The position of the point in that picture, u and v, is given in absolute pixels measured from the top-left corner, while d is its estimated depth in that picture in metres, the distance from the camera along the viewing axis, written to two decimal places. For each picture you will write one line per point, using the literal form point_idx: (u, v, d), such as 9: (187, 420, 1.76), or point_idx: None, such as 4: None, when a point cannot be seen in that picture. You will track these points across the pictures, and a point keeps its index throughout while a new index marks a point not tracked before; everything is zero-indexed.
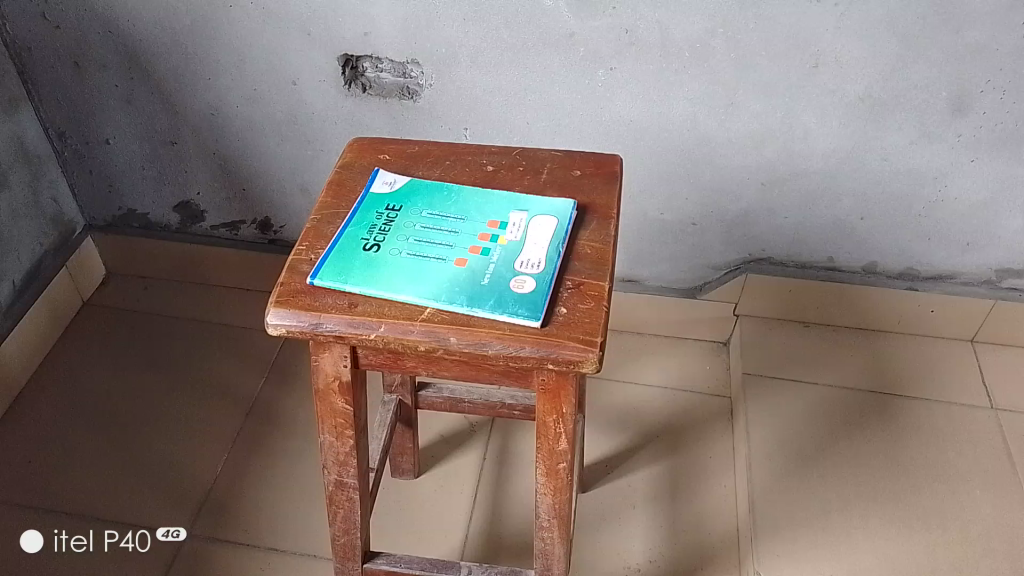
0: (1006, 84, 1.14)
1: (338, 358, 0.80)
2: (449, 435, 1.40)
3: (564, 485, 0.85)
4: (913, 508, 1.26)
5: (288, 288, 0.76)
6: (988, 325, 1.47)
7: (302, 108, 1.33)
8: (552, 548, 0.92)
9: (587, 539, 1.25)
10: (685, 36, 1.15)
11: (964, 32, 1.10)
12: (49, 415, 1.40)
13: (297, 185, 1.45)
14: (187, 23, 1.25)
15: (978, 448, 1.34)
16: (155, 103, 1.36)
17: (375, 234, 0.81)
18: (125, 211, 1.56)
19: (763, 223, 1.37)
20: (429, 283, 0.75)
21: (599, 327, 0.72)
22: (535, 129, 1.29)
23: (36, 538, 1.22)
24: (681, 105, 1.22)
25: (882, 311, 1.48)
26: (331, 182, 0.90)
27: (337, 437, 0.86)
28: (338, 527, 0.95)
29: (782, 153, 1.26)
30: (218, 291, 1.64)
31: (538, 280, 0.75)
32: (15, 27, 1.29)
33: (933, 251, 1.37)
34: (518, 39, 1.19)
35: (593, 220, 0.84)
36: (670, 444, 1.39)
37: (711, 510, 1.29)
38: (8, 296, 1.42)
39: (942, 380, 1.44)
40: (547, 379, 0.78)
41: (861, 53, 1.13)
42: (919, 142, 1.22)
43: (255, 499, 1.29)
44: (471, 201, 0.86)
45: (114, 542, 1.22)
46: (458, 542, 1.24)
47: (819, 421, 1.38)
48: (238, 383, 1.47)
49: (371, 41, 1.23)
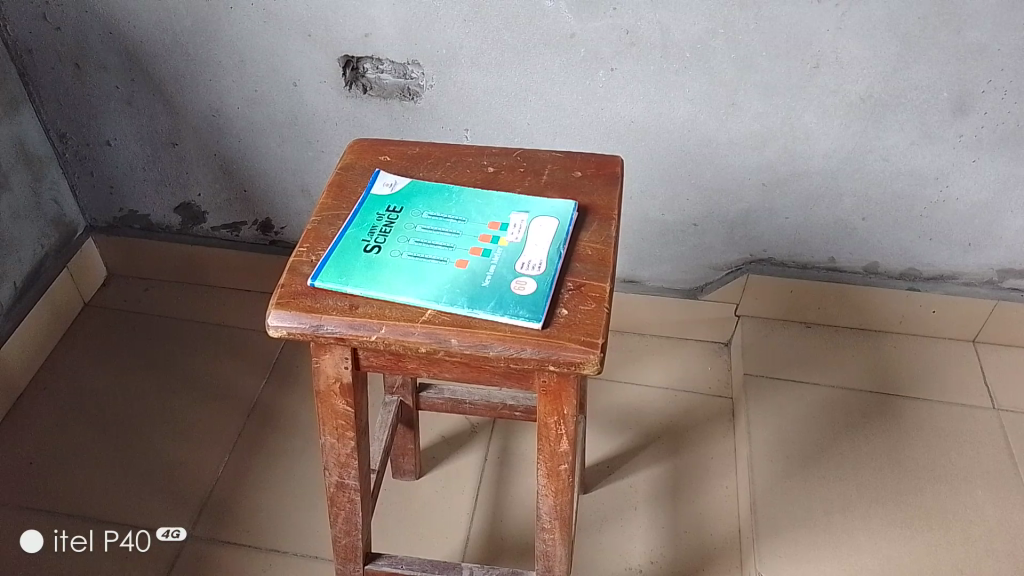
0: (1008, 84, 1.13)
1: (339, 360, 0.80)
2: (450, 436, 1.40)
3: (566, 486, 0.85)
4: (915, 509, 1.26)
5: (289, 289, 0.76)
6: (989, 325, 1.47)
7: (303, 109, 1.33)
8: (553, 549, 0.92)
9: (588, 540, 1.25)
10: (685, 37, 1.15)
11: (965, 33, 1.09)
12: (50, 415, 1.40)
13: (298, 186, 1.45)
14: (187, 25, 1.25)
15: (980, 448, 1.34)
16: (155, 104, 1.36)
17: (375, 236, 0.81)
18: (126, 212, 1.56)
19: (763, 224, 1.37)
20: (430, 284, 0.75)
21: (600, 328, 0.72)
22: (536, 130, 1.29)
23: (36, 539, 1.22)
24: (681, 106, 1.22)
25: (884, 311, 1.47)
26: (332, 183, 0.90)
27: (338, 439, 0.86)
28: (339, 529, 0.95)
29: (783, 154, 1.26)
30: (219, 292, 1.64)
31: (539, 281, 0.75)
32: (15, 28, 1.29)
33: (934, 251, 1.37)
34: (518, 40, 1.19)
35: (594, 221, 0.84)
36: (671, 444, 1.39)
37: (712, 510, 1.29)
38: (8, 298, 1.42)
39: (944, 380, 1.44)
40: (549, 380, 0.78)
41: (862, 53, 1.13)
42: (920, 142, 1.22)
43: (256, 500, 1.29)
44: (471, 203, 0.86)
45: (114, 542, 1.23)
46: (459, 543, 1.24)
47: (820, 422, 1.38)
48: (239, 384, 1.47)
49: (371, 42, 1.23)
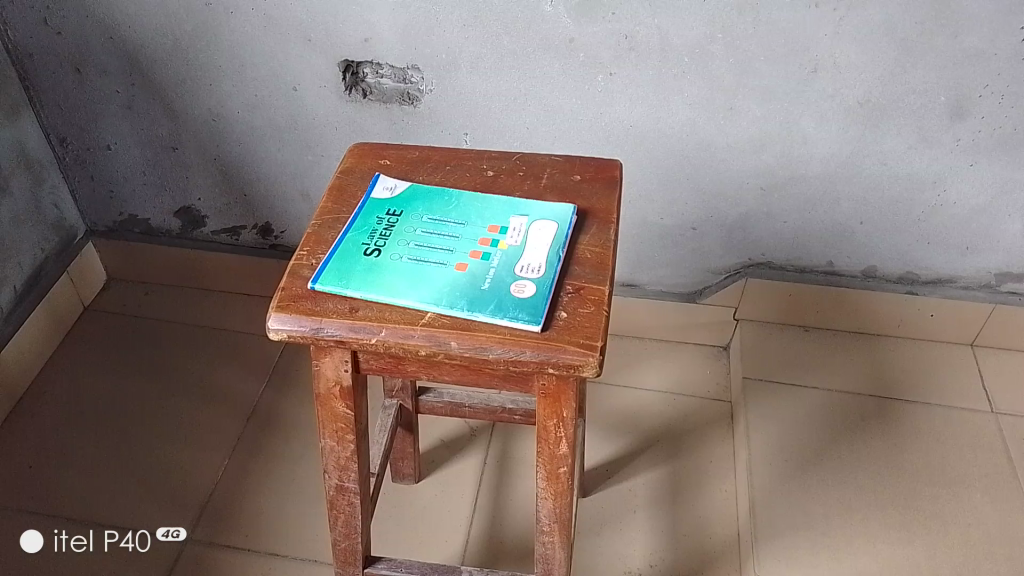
0: (1005, 88, 1.14)
1: (338, 363, 0.80)
2: (449, 440, 1.40)
3: (565, 489, 0.86)
4: (914, 513, 1.26)
5: (289, 293, 0.76)
6: (988, 329, 1.47)
7: (303, 114, 1.33)
8: (552, 552, 0.92)
9: (588, 544, 1.25)
10: (684, 42, 1.15)
11: (962, 37, 1.10)
12: (50, 418, 1.40)
13: (298, 189, 1.45)
14: (188, 30, 1.25)
15: (978, 451, 1.35)
16: (155, 108, 1.37)
17: (375, 240, 0.82)
18: (126, 217, 1.57)
19: (762, 228, 1.37)
20: (430, 287, 0.76)
21: (599, 332, 0.72)
22: (535, 134, 1.29)
23: (36, 538, 1.22)
24: (681, 110, 1.23)
25: (882, 315, 1.48)
26: (332, 187, 0.90)
27: (337, 441, 0.87)
28: (338, 532, 0.95)
29: (781, 158, 1.27)
30: (219, 297, 1.64)
31: (539, 284, 0.76)
32: (16, 33, 1.30)
33: (932, 255, 1.37)
34: (518, 45, 1.19)
35: (593, 224, 0.85)
36: (670, 448, 1.39)
37: (712, 514, 1.29)
38: (8, 302, 1.42)
39: (942, 384, 1.44)
40: (548, 383, 0.78)
41: (860, 57, 1.14)
42: (918, 146, 1.22)
43: (255, 503, 1.29)
44: (471, 206, 0.86)
45: (113, 542, 1.23)
46: (459, 547, 1.24)
47: (819, 426, 1.39)
48: (239, 388, 1.47)
49: (371, 47, 1.24)
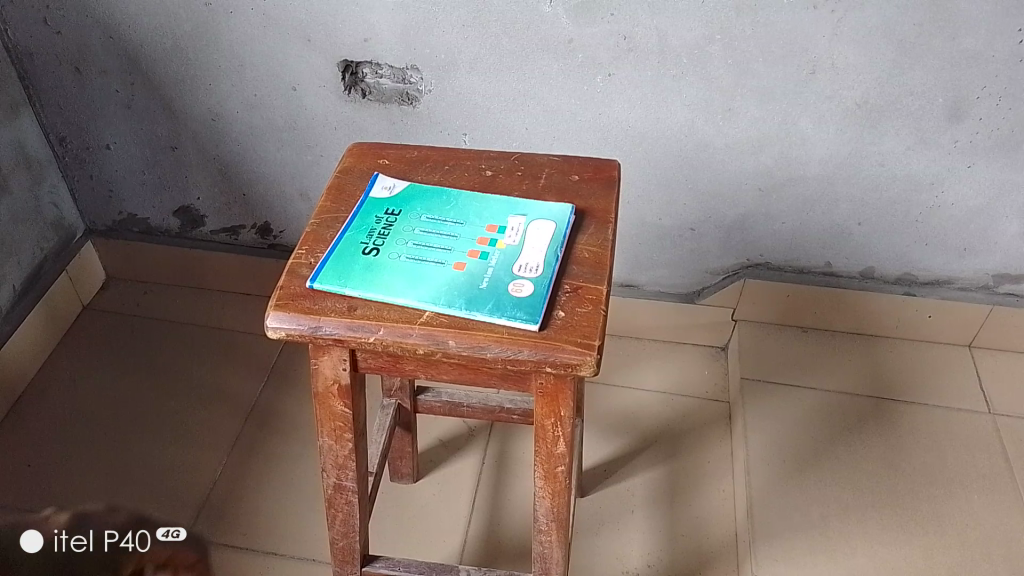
0: (1003, 90, 1.14)
1: (337, 361, 0.80)
2: (448, 440, 1.40)
3: (563, 488, 0.86)
4: (911, 514, 1.26)
5: (288, 291, 0.76)
6: (985, 330, 1.47)
7: (303, 114, 1.34)
8: (550, 551, 0.92)
9: (585, 544, 1.26)
10: (682, 43, 1.16)
11: (960, 39, 1.10)
12: (50, 417, 1.40)
13: (297, 189, 1.46)
14: (187, 29, 1.25)
15: (976, 452, 1.35)
16: (155, 108, 1.37)
17: (374, 239, 0.82)
18: (125, 216, 1.57)
19: (760, 228, 1.37)
20: (429, 286, 0.76)
21: (597, 331, 0.72)
22: (534, 134, 1.30)
23: (35, 538, 1.13)
24: (679, 111, 1.23)
25: (880, 316, 1.48)
26: (330, 187, 0.90)
27: (336, 440, 0.87)
28: (337, 531, 0.95)
29: (780, 159, 1.27)
30: (218, 296, 1.64)
31: (537, 284, 0.76)
32: (15, 32, 1.30)
33: (930, 256, 1.37)
34: (517, 45, 1.19)
35: (591, 224, 0.85)
36: (668, 448, 1.40)
37: (710, 514, 1.29)
38: (7, 301, 1.42)
39: (940, 385, 1.45)
40: (546, 382, 0.78)
41: (858, 59, 1.14)
42: (916, 148, 1.23)
43: (254, 503, 1.30)
44: (470, 206, 0.86)
45: (113, 543, 1.13)
46: (457, 547, 1.24)
47: (817, 427, 1.39)
48: (238, 387, 1.47)
49: (371, 47, 1.24)
